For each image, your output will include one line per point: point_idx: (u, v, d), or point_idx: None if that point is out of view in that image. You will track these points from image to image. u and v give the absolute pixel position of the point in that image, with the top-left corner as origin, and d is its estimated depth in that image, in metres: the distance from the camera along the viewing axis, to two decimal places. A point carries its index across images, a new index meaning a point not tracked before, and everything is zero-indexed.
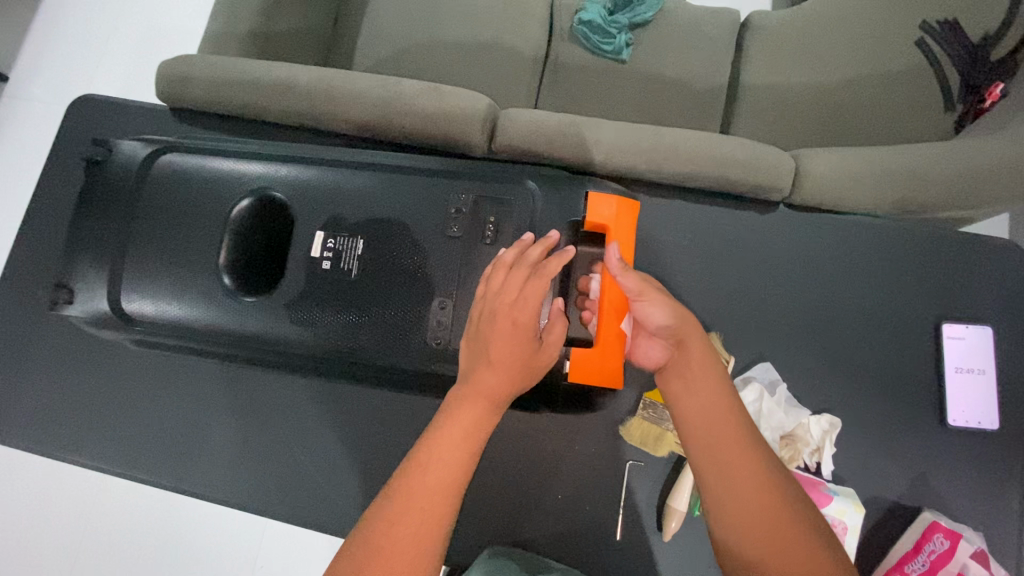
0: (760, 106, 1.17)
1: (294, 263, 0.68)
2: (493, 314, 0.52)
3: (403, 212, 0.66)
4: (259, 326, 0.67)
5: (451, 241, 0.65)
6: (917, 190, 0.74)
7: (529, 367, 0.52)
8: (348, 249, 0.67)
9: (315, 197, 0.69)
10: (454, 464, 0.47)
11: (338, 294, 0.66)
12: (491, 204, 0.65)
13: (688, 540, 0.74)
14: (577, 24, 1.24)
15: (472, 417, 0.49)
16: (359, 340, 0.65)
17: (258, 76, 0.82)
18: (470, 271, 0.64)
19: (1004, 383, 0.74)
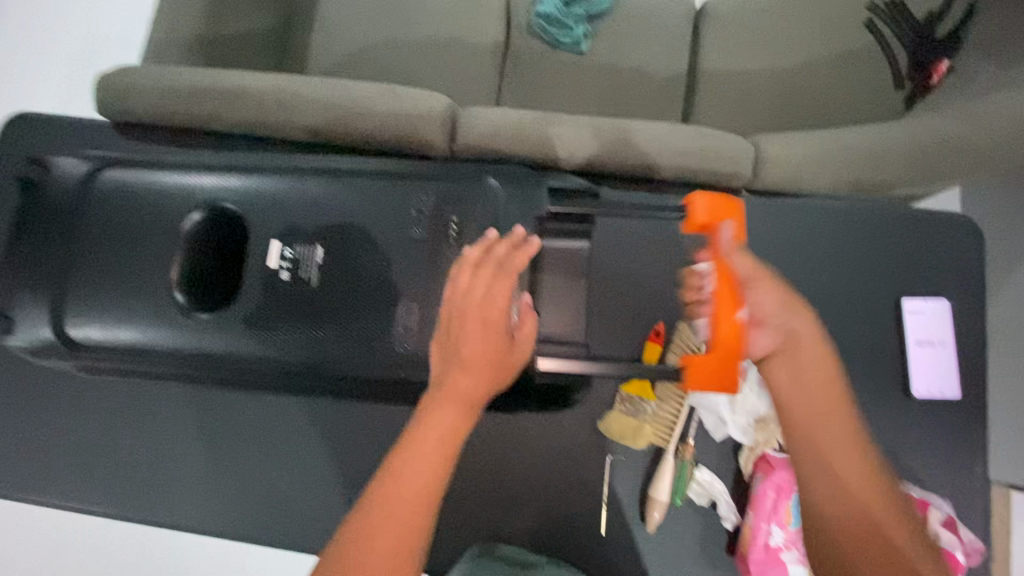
0: (719, 94, 1.19)
1: (250, 276, 0.64)
2: (461, 314, 0.49)
3: (363, 217, 0.64)
4: (213, 346, 0.63)
5: (415, 243, 0.62)
6: (868, 171, 0.79)
7: (504, 366, 0.50)
8: (306, 258, 0.63)
9: (268, 205, 0.66)
10: (428, 474, 0.47)
11: (298, 306, 0.63)
12: (453, 201, 0.62)
13: (671, 531, 0.74)
14: (535, 17, 1.23)
15: (446, 424, 0.48)
16: (323, 353, 0.62)
17: (209, 86, 0.80)
18: (437, 273, 0.61)
19: (964, 352, 0.77)
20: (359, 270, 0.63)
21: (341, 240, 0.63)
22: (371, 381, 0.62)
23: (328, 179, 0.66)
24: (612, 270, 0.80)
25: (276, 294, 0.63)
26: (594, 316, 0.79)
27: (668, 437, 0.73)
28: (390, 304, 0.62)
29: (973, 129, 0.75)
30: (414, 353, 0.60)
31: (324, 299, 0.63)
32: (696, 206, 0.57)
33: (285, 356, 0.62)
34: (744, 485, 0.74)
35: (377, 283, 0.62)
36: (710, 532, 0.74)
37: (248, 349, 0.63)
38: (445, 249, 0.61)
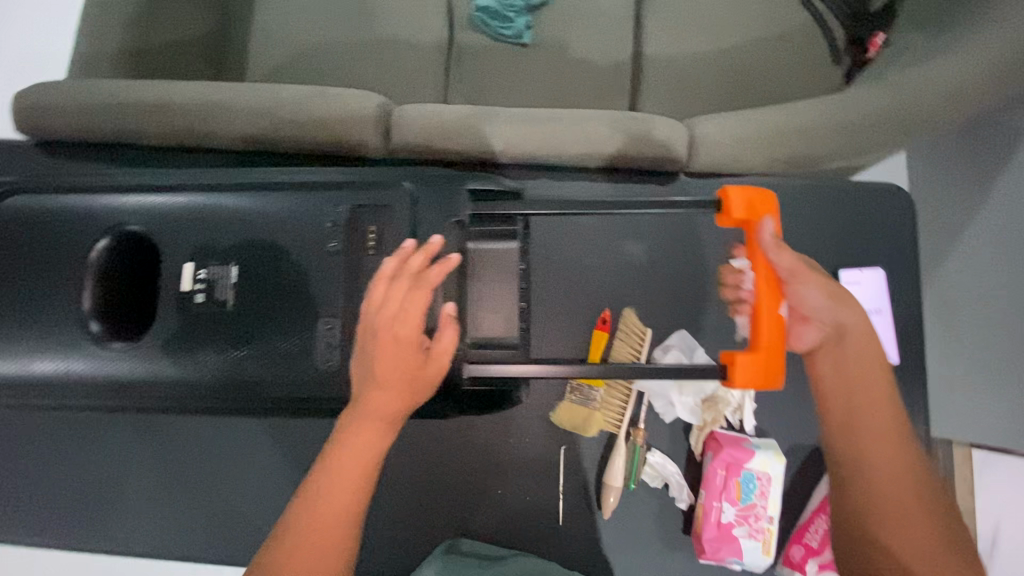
0: (662, 79, 1.21)
1: (164, 300, 0.63)
2: (374, 331, 0.50)
3: (279, 232, 0.63)
4: (130, 374, 0.62)
5: (333, 256, 0.62)
6: (802, 146, 0.78)
7: (417, 382, 0.51)
8: (221, 279, 0.62)
9: (180, 226, 0.64)
10: (348, 485, 0.51)
11: (215, 328, 0.62)
12: (370, 211, 0.62)
13: (628, 517, 0.75)
14: (475, 11, 1.22)
15: (362, 436, 0.51)
16: (244, 374, 0.61)
17: (125, 99, 0.77)
18: (356, 284, 0.61)
19: (902, 318, 0.78)
20: (276, 288, 0.62)
21: (257, 257, 0.63)
22: (295, 397, 0.61)
23: (244, 194, 0.65)
24: (556, 261, 0.81)
25: (192, 317, 0.62)
26: (540, 308, 0.80)
27: (619, 425, 0.74)
28: (311, 320, 0.61)
29: (904, 100, 0.75)
30: (338, 366, 0.60)
31: (242, 319, 0.62)
32: (731, 202, 0.55)
33: (205, 380, 0.61)
34: (696, 464, 0.74)
35: (296, 300, 0.61)
36: (665, 514, 0.74)
37: (167, 375, 0.62)
38: (363, 259, 0.61)
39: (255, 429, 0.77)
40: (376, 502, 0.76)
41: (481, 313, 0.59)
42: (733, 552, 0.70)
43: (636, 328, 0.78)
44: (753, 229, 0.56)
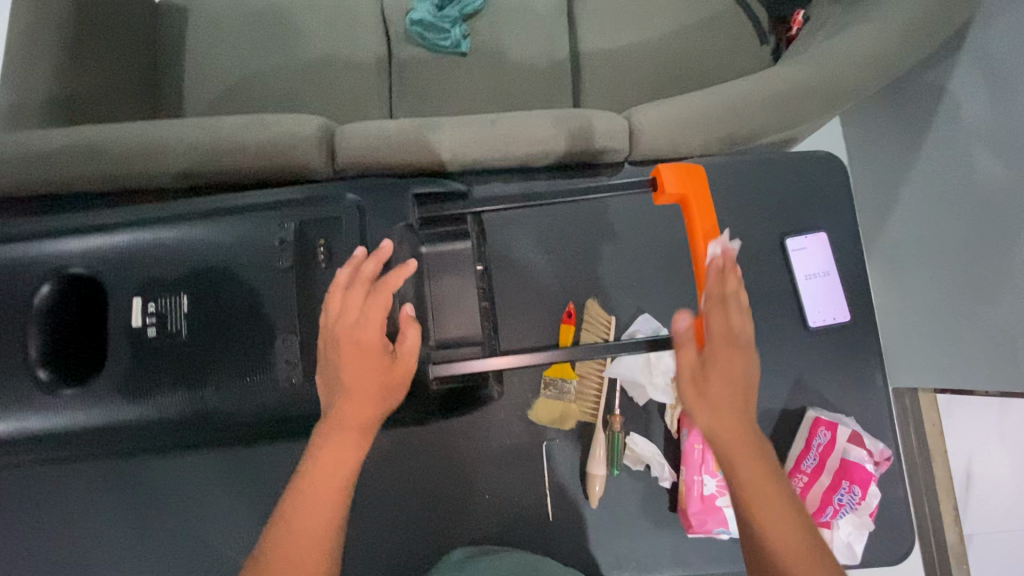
0: (602, 73, 1.24)
1: (115, 339, 0.61)
2: (336, 340, 0.51)
3: (228, 257, 0.62)
4: (84, 420, 0.59)
5: (284, 273, 0.61)
6: (737, 125, 0.81)
7: (385, 386, 0.52)
8: (172, 310, 0.61)
9: (123, 262, 0.62)
10: (324, 497, 0.51)
11: (172, 361, 0.60)
12: (317, 226, 0.62)
13: (614, 503, 0.76)
14: (410, 25, 1.23)
15: (336, 446, 0.51)
16: (206, 403, 0.60)
17: (55, 144, 0.75)
18: (310, 300, 0.60)
19: (849, 277, 0.82)
20: (230, 312, 0.61)
21: (207, 285, 0.62)
22: (262, 420, 0.60)
23: (188, 223, 0.64)
24: (514, 261, 0.81)
25: (146, 353, 0.60)
26: (504, 309, 0.80)
27: (595, 412, 0.75)
28: (269, 340, 0.60)
29: (828, 76, 0.80)
30: (302, 384, 0.59)
31: (199, 349, 0.60)
32: (663, 179, 0.58)
33: (167, 416, 0.60)
34: (674, 442, 0.76)
35: (252, 321, 0.61)
36: (650, 495, 0.76)
37: (125, 416, 0.60)
38: (315, 273, 0.61)
39: (231, 464, 0.76)
40: (363, 524, 0.75)
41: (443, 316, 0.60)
42: (719, 522, 0.71)
43: (600, 317, 0.79)
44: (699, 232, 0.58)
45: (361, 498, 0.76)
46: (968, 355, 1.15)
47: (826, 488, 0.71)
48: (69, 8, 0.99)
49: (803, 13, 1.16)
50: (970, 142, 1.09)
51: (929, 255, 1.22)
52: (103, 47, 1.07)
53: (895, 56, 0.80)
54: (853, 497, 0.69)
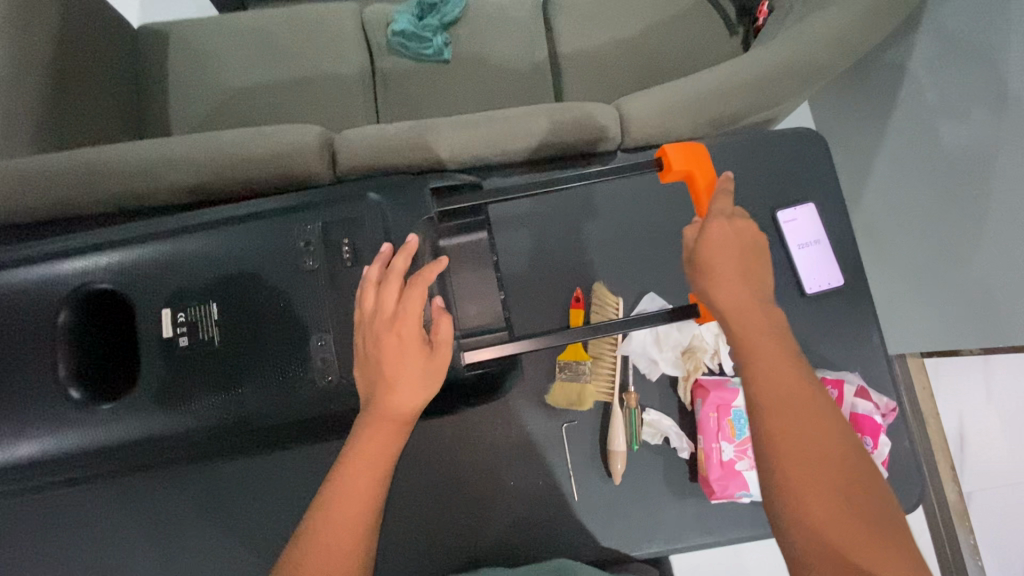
0: (581, 74, 1.29)
1: (147, 351, 0.61)
2: (376, 331, 0.53)
3: (252, 261, 0.63)
4: (123, 435, 0.60)
5: (312, 275, 0.62)
6: (721, 106, 0.85)
7: (425, 377, 0.53)
8: (202, 318, 0.62)
9: (149, 275, 0.63)
10: (367, 484, 0.52)
11: (207, 367, 0.61)
12: (341, 226, 0.63)
13: (636, 479, 0.78)
14: (391, 36, 1.25)
15: (377, 432, 0.53)
16: (244, 406, 0.61)
17: (53, 165, 0.75)
18: (341, 299, 0.62)
19: (839, 243, 0.85)
20: (260, 315, 0.62)
21: (233, 291, 0.63)
22: (301, 418, 0.61)
23: (208, 231, 0.64)
24: (519, 253, 0.83)
25: (179, 363, 0.61)
26: (512, 299, 0.82)
27: (611, 392, 0.77)
28: (301, 339, 0.62)
29: (802, 56, 0.84)
30: (339, 380, 0.60)
31: (232, 354, 0.61)
32: (669, 157, 0.65)
33: (206, 423, 0.60)
34: (688, 414, 0.79)
35: (283, 322, 0.62)
36: (670, 468, 0.78)
37: (164, 427, 0.60)
38: (343, 272, 0.62)
39: (255, 473, 0.76)
40: (390, 521, 0.76)
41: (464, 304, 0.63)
42: (740, 486, 0.73)
43: (606, 299, 0.80)
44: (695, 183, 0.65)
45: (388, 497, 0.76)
46: (950, 315, 1.20)
47: None
48: (50, 38, 0.99)
49: (768, 3, 1.21)
50: (936, 113, 1.15)
51: (903, 224, 1.28)
52: (86, 75, 1.07)
53: (862, 35, 0.85)
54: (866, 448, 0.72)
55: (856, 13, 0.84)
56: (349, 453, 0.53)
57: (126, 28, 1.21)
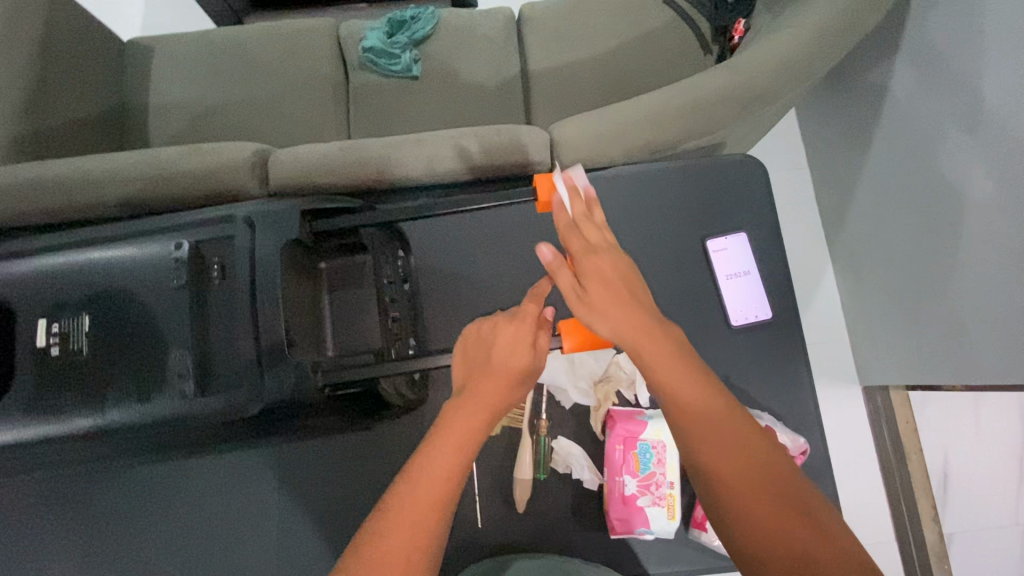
0: (550, 90, 1.26)
1: (21, 359, 0.66)
2: (495, 326, 0.56)
3: (127, 278, 0.68)
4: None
5: (178, 291, 0.67)
6: (656, 133, 0.82)
7: (488, 392, 0.52)
8: (74, 330, 0.67)
9: (31, 288, 0.68)
10: (449, 475, 0.49)
11: (73, 375, 0.65)
12: (214, 247, 0.69)
13: (542, 507, 0.77)
14: (363, 53, 1.27)
15: (461, 424, 0.51)
16: (103, 414, 0.64)
17: (1, 181, 0.80)
18: (205, 316, 0.67)
19: (769, 279, 0.85)
20: (129, 329, 0.67)
21: (107, 305, 0.67)
22: (158, 428, 0.65)
23: (92, 248, 0.69)
24: (444, 275, 0.84)
25: (49, 372, 0.65)
26: (433, 321, 0.82)
27: (522, 419, 0.78)
28: (164, 353, 0.66)
29: (742, 81, 0.81)
30: (194, 395, 0.64)
31: (99, 367, 0.66)
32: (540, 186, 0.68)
33: (69, 432, 0.64)
34: (600, 444, 0.78)
35: (149, 336, 0.66)
36: (579, 498, 0.77)
37: (32, 433, 0.65)
38: (209, 289, 0.68)
39: (173, 478, 0.79)
40: (300, 534, 0.78)
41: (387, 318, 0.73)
42: (641, 522, 0.73)
43: None
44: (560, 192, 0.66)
45: (298, 509, 0.78)
46: (926, 351, 1.10)
47: None
48: (33, 54, 1.04)
49: (744, 23, 1.16)
50: None
51: (879, 251, 1.19)
52: (69, 88, 1.13)
53: (808, 62, 0.81)
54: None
55: (802, 39, 0.81)
56: (411, 470, 0.49)
57: (114, 43, 1.27)
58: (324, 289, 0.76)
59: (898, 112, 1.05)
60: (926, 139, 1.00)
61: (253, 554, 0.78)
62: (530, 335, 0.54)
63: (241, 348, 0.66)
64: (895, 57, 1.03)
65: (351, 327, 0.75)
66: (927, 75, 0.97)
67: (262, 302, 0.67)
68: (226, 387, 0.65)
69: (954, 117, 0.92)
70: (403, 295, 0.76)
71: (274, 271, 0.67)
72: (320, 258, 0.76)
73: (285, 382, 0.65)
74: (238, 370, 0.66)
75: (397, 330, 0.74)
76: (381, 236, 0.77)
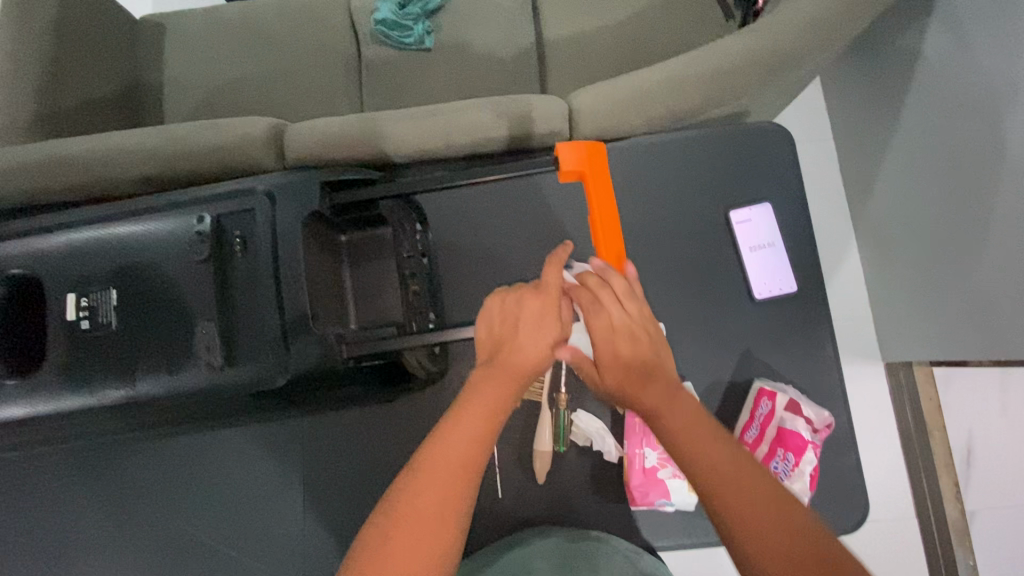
0: (568, 59, 1.22)
1: (53, 332, 0.68)
2: (522, 298, 0.55)
3: (151, 253, 0.69)
4: (30, 411, 0.67)
5: (202, 264, 0.68)
6: (678, 100, 0.80)
7: (515, 364, 0.52)
8: (102, 303, 0.68)
9: (58, 263, 0.70)
10: (477, 440, 0.49)
11: (104, 348, 0.67)
12: (234, 219, 0.69)
13: (561, 479, 0.78)
14: (374, 25, 1.23)
15: (489, 398, 0.51)
16: (133, 384, 0.66)
17: (27, 159, 0.81)
18: (229, 289, 0.68)
19: (794, 251, 0.83)
20: (155, 303, 0.68)
21: (132, 280, 0.69)
22: (185, 397, 0.66)
23: (115, 222, 0.70)
24: (464, 249, 0.83)
25: (81, 344, 0.68)
26: (452, 295, 0.82)
27: (541, 392, 0.78)
28: (191, 326, 0.67)
29: (766, 44, 0.77)
30: (221, 366, 0.65)
31: (128, 340, 0.68)
32: (563, 157, 0.66)
33: (103, 403, 0.67)
34: (620, 417, 0.78)
35: (175, 310, 0.68)
36: (600, 469, 0.78)
37: (65, 404, 0.67)
38: (232, 262, 0.68)
39: (198, 449, 0.81)
40: (323, 504, 0.79)
41: (406, 292, 0.74)
42: (661, 494, 0.73)
43: None
44: (587, 175, 0.66)
45: (322, 480, 0.80)
46: (953, 327, 1.07)
47: (763, 457, 0.75)
48: (49, 33, 1.04)
49: None
50: None
51: (907, 223, 1.14)
52: (86, 67, 1.13)
53: (839, 23, 0.77)
54: (787, 464, 0.73)
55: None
56: (441, 430, 0.50)
57: (128, 20, 1.26)
58: (344, 263, 0.76)
59: (932, 79, 1.00)
60: (960, 106, 0.95)
61: (278, 522, 0.80)
62: (555, 309, 0.55)
63: (265, 319, 0.66)
64: (928, 21, 0.98)
65: (373, 300, 0.76)
66: (960, 40, 0.93)
67: (285, 275, 0.66)
68: (253, 358, 0.66)
69: (991, 84, 0.88)
70: (422, 269, 0.75)
71: (295, 240, 0.67)
72: (338, 234, 0.76)
73: (310, 353, 0.65)
74: (264, 342, 0.66)
75: (418, 304, 0.74)
76: (400, 209, 0.75)
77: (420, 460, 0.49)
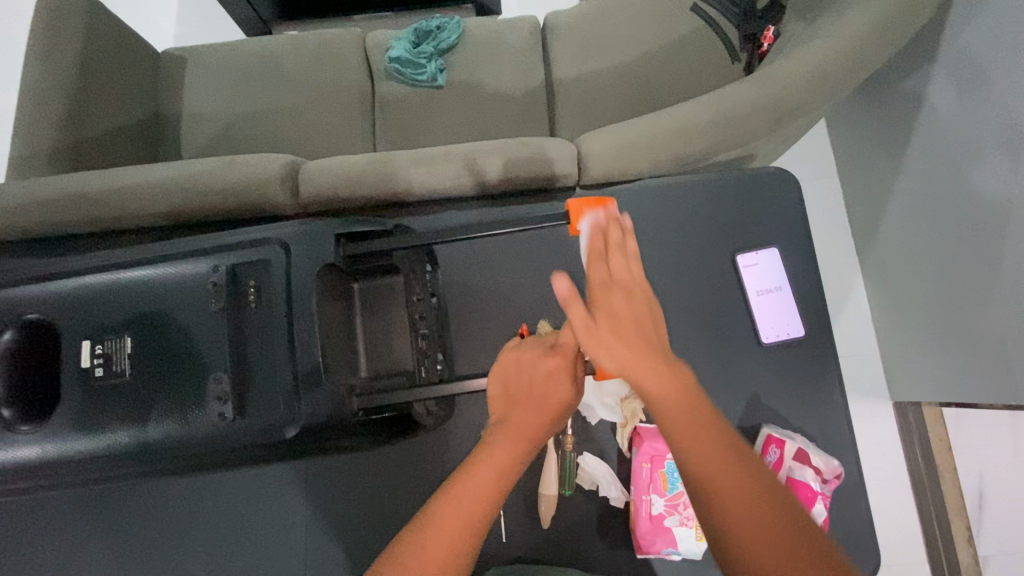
0: (577, 98, 1.24)
1: (68, 377, 0.69)
2: (535, 360, 0.55)
3: (167, 301, 0.70)
4: (40, 454, 0.67)
5: (217, 312, 0.69)
6: (685, 145, 0.81)
7: (529, 427, 0.52)
8: (117, 350, 0.69)
9: (75, 309, 0.71)
10: (487, 501, 0.49)
11: (116, 394, 0.68)
12: (250, 269, 0.71)
13: (565, 523, 0.77)
14: (389, 63, 1.27)
15: (499, 460, 0.50)
16: (145, 431, 0.67)
17: (48, 195, 0.83)
18: (242, 338, 0.69)
19: (802, 296, 0.83)
20: (168, 351, 0.69)
21: (148, 326, 0.70)
22: (195, 445, 0.66)
23: (135, 268, 0.72)
24: (472, 288, 0.84)
25: (94, 390, 0.68)
26: (460, 336, 0.82)
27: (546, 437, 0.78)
28: (204, 374, 0.68)
29: (773, 91, 0.79)
30: (232, 416, 0.66)
31: (141, 387, 0.68)
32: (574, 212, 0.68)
33: (113, 449, 0.67)
34: (626, 461, 0.78)
35: (188, 358, 0.69)
36: (605, 514, 0.77)
37: (74, 449, 0.67)
38: (247, 312, 0.70)
39: (202, 487, 0.81)
40: (325, 542, 0.78)
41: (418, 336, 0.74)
42: (668, 543, 0.72)
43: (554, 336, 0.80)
44: None
45: (324, 518, 0.79)
46: (962, 369, 1.06)
47: None
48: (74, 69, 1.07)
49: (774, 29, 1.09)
50: None
51: (914, 264, 1.15)
52: (107, 101, 1.15)
53: (845, 74, 0.79)
54: None
55: (842, 45, 0.78)
56: (451, 486, 0.50)
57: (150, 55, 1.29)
58: (356, 309, 0.76)
59: (936, 123, 1.02)
60: (966, 150, 0.96)
61: (280, 561, 0.79)
62: (568, 370, 0.55)
63: (279, 371, 0.68)
64: (931, 67, 1.01)
65: (382, 346, 0.75)
66: (962, 87, 0.95)
67: (298, 327, 0.68)
68: (263, 409, 0.67)
69: (994, 128, 0.89)
70: (431, 312, 0.75)
71: (309, 291, 0.69)
72: (352, 279, 0.77)
73: (322, 404, 0.66)
74: (274, 392, 0.67)
75: (426, 348, 0.73)
76: (412, 253, 0.75)
77: (428, 519, 0.48)
